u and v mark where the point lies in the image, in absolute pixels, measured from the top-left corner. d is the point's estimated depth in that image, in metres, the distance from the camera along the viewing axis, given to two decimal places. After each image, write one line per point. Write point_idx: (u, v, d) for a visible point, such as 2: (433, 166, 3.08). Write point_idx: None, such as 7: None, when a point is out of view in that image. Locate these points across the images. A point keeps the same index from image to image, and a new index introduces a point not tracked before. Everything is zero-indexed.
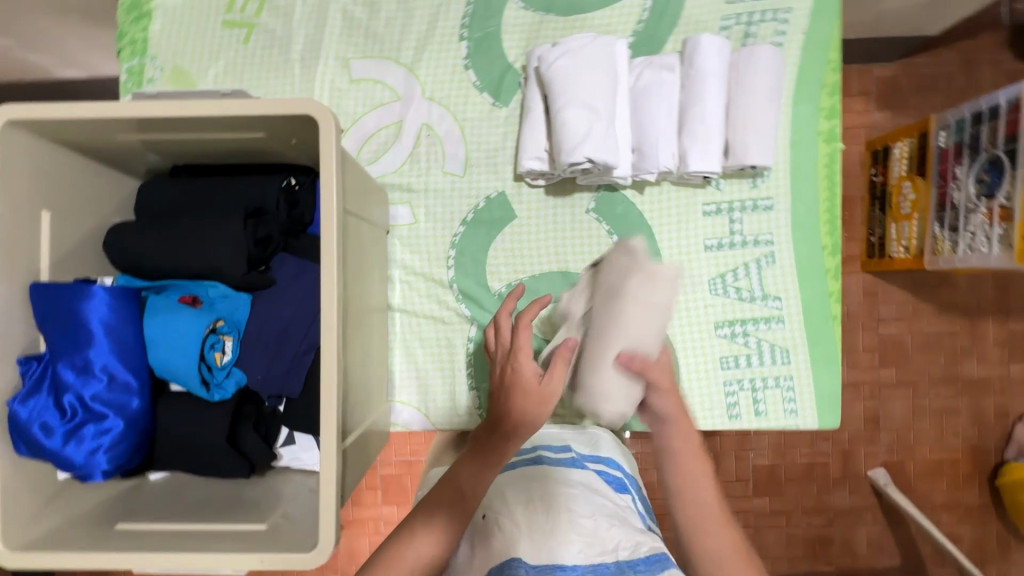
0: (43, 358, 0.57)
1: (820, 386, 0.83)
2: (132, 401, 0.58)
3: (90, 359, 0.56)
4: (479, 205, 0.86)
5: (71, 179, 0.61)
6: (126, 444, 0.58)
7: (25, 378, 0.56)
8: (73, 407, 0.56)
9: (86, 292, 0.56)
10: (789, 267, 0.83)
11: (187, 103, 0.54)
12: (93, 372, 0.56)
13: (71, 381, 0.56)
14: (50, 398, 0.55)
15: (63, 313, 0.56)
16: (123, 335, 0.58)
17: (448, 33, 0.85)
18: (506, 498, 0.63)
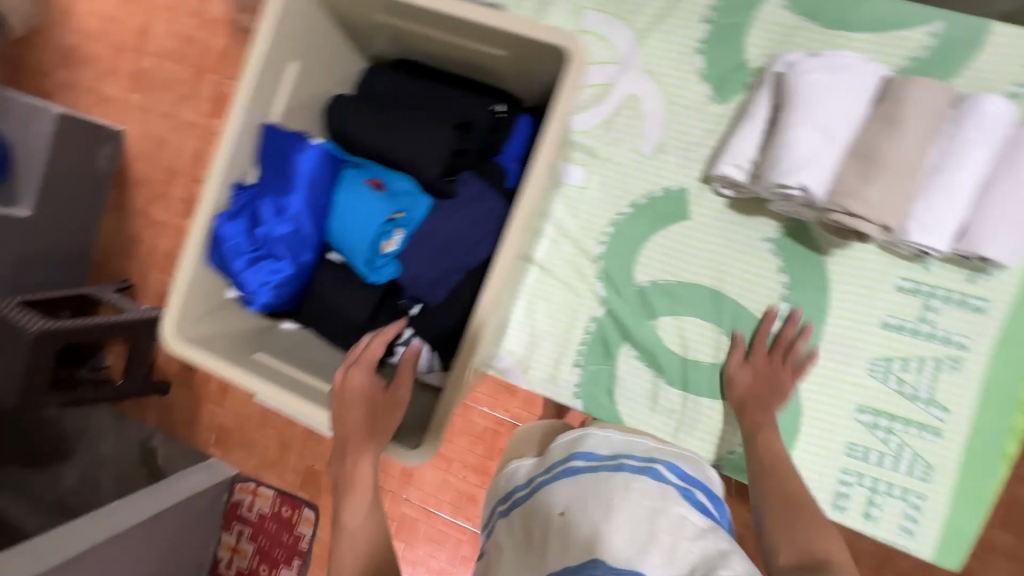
0: (251, 189, 0.63)
1: (953, 521, 0.73)
2: (305, 253, 0.63)
3: (287, 205, 0.62)
4: (654, 194, 0.82)
5: (322, 41, 0.66)
6: (289, 288, 0.64)
7: (234, 201, 0.62)
8: (261, 240, 0.62)
9: (303, 146, 0.61)
10: (973, 381, 0.72)
11: (454, 1, 0.56)
12: (285, 217, 0.62)
13: (267, 217, 0.62)
14: (246, 225, 0.62)
15: (282, 158, 0.62)
16: (318, 195, 0.63)
17: (694, 10, 0.80)
18: (579, 505, 0.57)
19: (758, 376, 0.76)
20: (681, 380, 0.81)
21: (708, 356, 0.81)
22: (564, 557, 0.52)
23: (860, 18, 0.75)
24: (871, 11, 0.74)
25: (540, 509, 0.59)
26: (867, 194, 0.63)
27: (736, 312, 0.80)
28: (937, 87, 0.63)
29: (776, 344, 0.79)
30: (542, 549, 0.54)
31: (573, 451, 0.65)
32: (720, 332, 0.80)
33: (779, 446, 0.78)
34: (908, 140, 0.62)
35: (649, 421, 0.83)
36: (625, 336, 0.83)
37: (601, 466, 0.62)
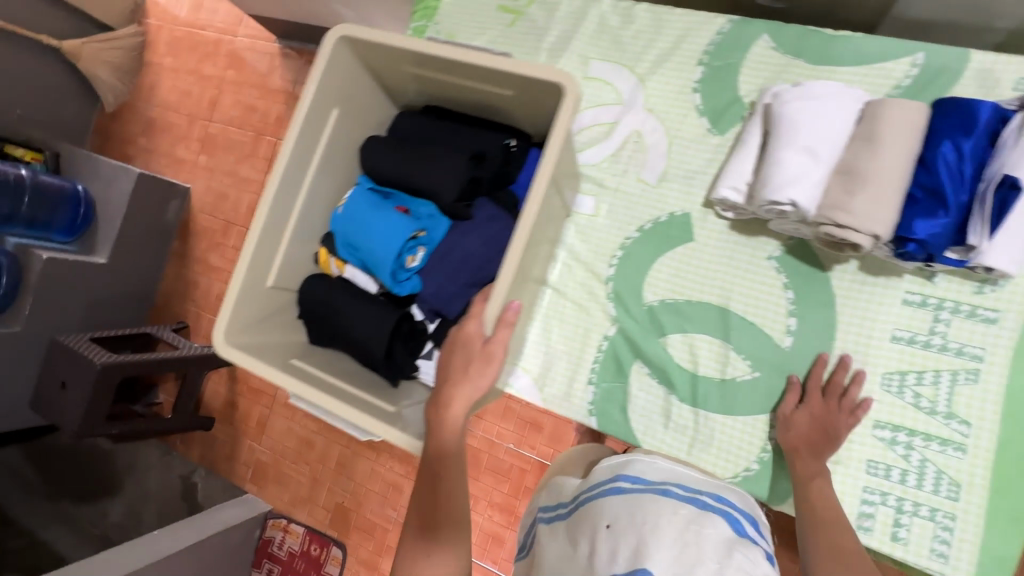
0: (944, 144, 0.66)
1: (990, 543, 0.70)
2: (962, 194, 0.65)
3: (938, 145, 0.66)
4: (660, 219, 0.88)
5: (361, 93, 0.78)
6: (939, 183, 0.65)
7: (943, 131, 0.66)
8: (926, 164, 0.66)
9: (997, 145, 0.65)
10: (993, 393, 0.71)
11: (466, 51, 0.66)
12: (931, 167, 0.66)
13: (944, 147, 0.66)
14: (924, 177, 0.66)
15: (965, 119, 0.66)
16: (973, 148, 0.65)
17: (689, 56, 0.89)
18: (628, 523, 0.61)
19: (815, 421, 0.74)
20: (693, 397, 0.83)
21: (718, 372, 0.82)
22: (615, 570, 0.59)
23: (843, 54, 0.81)
24: (855, 47, 0.81)
25: (591, 521, 0.64)
26: (854, 204, 0.67)
27: (745, 327, 0.82)
28: (915, 109, 0.67)
29: (787, 360, 0.80)
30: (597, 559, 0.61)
31: (618, 471, 0.70)
32: (728, 348, 0.82)
33: None
34: (886, 154, 0.66)
35: (662, 437, 0.84)
36: (636, 354, 0.86)
37: (645, 489, 0.66)
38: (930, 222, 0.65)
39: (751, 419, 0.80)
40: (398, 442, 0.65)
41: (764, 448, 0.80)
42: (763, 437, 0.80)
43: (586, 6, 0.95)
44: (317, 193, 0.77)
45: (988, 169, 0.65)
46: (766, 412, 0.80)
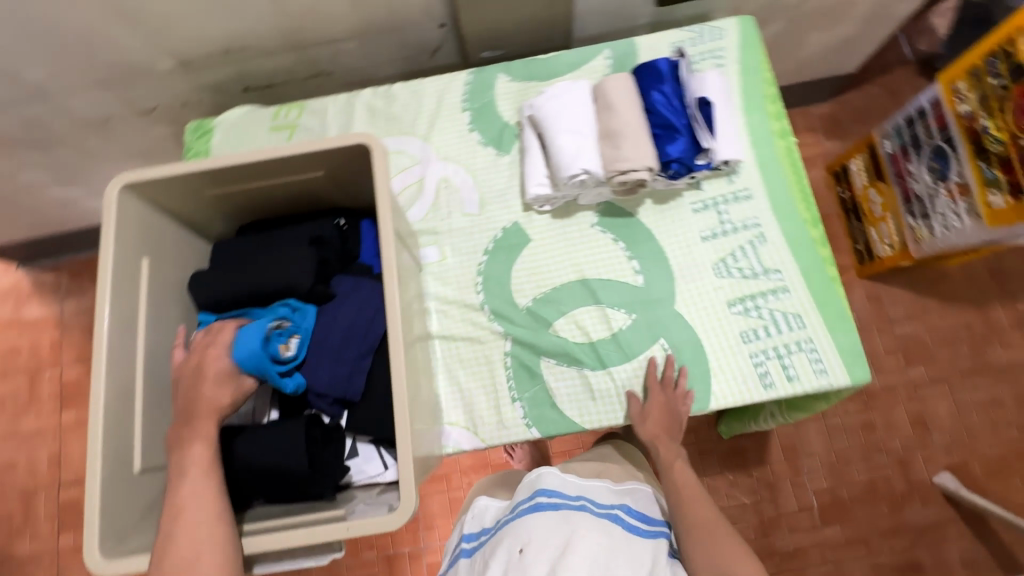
0: (652, 93, 0.88)
1: (842, 344, 0.88)
2: (682, 119, 0.87)
3: (650, 95, 0.88)
4: (497, 236, 0.98)
5: (165, 235, 0.74)
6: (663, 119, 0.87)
7: (646, 85, 0.89)
8: (650, 110, 0.88)
9: (681, 82, 0.90)
10: (780, 242, 0.93)
11: (263, 152, 0.69)
12: (653, 111, 0.88)
13: (653, 95, 0.88)
14: (653, 119, 0.88)
15: (654, 73, 0.89)
16: (670, 88, 0.89)
17: (454, 108, 1.04)
18: (544, 551, 0.73)
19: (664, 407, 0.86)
20: (601, 361, 0.91)
21: (607, 330, 0.92)
22: None
23: (560, 67, 1.04)
24: (565, 60, 1.04)
25: (507, 545, 0.76)
26: (623, 154, 0.85)
27: (605, 285, 0.94)
28: (623, 77, 0.89)
29: (648, 292, 0.93)
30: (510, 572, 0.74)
31: (537, 488, 0.81)
32: (604, 307, 0.93)
33: (700, 364, 0.90)
34: (622, 112, 0.86)
35: (596, 409, 0.90)
36: (539, 353, 0.92)
37: (562, 504, 0.79)
38: (673, 146, 0.86)
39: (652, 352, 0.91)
40: (368, 529, 0.61)
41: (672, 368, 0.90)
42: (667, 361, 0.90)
43: (351, 101, 1.06)
44: (157, 347, 0.70)
45: (686, 99, 0.89)
46: (658, 341, 0.91)
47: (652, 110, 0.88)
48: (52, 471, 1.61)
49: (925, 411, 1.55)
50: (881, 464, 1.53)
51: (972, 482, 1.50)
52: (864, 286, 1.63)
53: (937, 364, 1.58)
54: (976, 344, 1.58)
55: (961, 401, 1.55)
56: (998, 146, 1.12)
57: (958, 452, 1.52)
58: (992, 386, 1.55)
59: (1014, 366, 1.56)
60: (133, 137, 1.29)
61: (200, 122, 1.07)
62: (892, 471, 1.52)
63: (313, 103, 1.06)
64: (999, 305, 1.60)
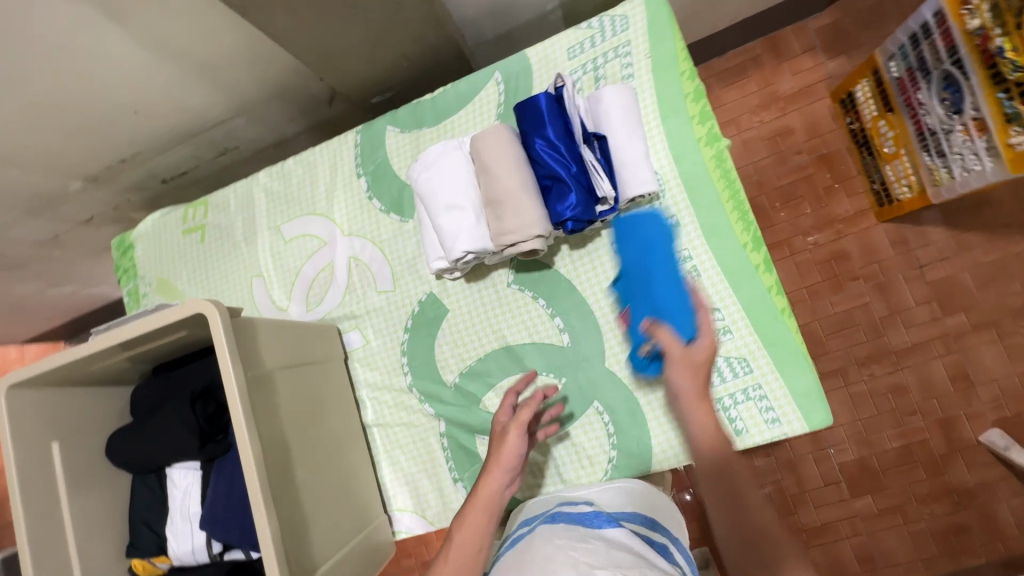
0: (533, 141, 0.77)
1: (796, 387, 0.78)
2: (570, 167, 0.75)
3: (531, 146, 0.77)
4: (414, 311, 0.93)
5: (75, 407, 0.77)
6: (549, 173, 0.76)
7: (526, 133, 0.77)
8: (533, 164, 0.77)
9: (567, 117, 0.77)
10: (716, 275, 0.81)
11: (118, 331, 0.68)
12: (536, 164, 0.76)
13: (534, 144, 0.76)
14: (539, 172, 0.77)
15: (531, 115, 0.77)
16: (554, 129, 0.76)
17: (348, 175, 0.97)
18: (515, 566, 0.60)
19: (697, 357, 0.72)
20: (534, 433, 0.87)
21: None
22: None
23: (449, 105, 0.92)
24: (451, 97, 0.92)
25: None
26: (506, 226, 0.75)
27: (529, 349, 0.88)
28: (495, 129, 0.77)
29: (576, 351, 0.86)
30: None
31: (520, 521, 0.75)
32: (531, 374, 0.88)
33: (638, 425, 0.83)
34: (498, 174, 0.76)
35: (536, 482, 0.87)
36: (472, 432, 0.89)
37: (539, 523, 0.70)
38: (562, 203, 0.75)
39: (586, 417, 0.85)
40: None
41: (610, 432, 0.84)
42: (602, 424, 0.84)
43: (250, 188, 1.02)
44: (88, 520, 0.75)
45: (575, 133, 0.77)
46: (592, 404, 0.85)
47: (535, 163, 0.77)
48: None
49: (967, 363, 1.37)
50: (915, 427, 1.39)
51: None
52: (886, 231, 1.42)
53: (981, 309, 1.36)
54: None
55: (1012, 347, 1.35)
56: (1016, 73, 0.86)
57: (1009, 404, 1.34)
58: None
59: None
60: (90, 241, 1.34)
61: (121, 237, 1.08)
62: (926, 433, 1.38)
63: (216, 197, 1.03)
64: None
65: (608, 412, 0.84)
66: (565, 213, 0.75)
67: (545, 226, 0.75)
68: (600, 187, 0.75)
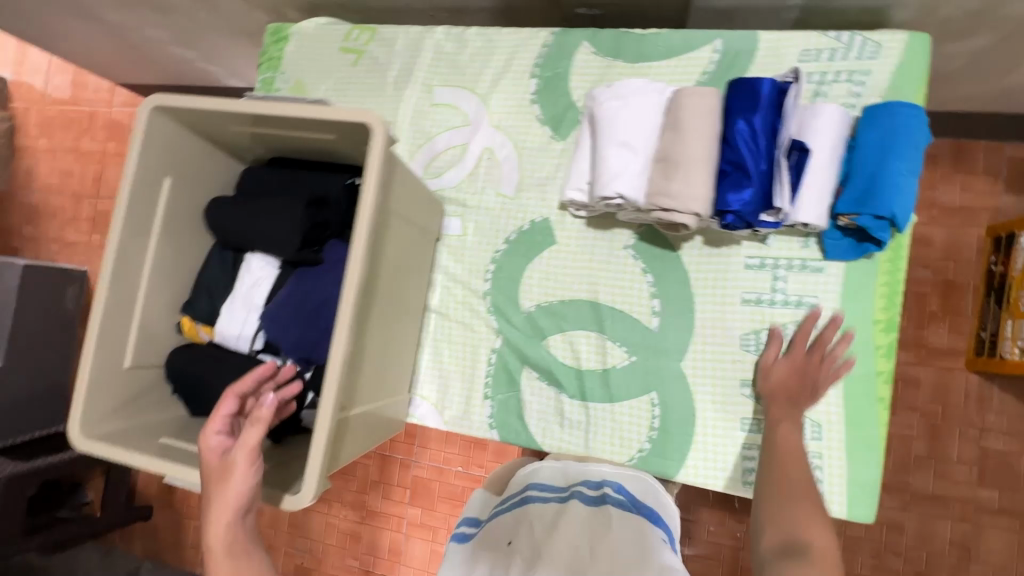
0: (739, 121, 0.72)
1: (853, 473, 0.76)
2: (761, 163, 0.71)
3: (733, 125, 0.72)
4: (523, 227, 0.91)
5: (193, 158, 0.77)
6: (740, 159, 0.71)
7: (734, 110, 0.73)
8: (725, 143, 0.73)
9: (782, 114, 0.72)
10: (833, 335, 0.78)
11: (274, 104, 0.67)
12: (730, 145, 0.72)
13: (740, 124, 0.72)
14: (728, 153, 0.73)
15: (749, 95, 0.72)
16: (766, 119, 0.71)
17: (523, 70, 0.93)
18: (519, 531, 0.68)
19: (795, 370, 0.76)
20: (580, 391, 0.86)
21: (599, 364, 0.86)
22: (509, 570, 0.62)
23: (656, 51, 0.87)
24: (661, 44, 0.87)
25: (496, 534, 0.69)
26: (672, 189, 0.72)
27: (615, 315, 0.86)
28: (706, 92, 0.73)
29: (658, 339, 0.84)
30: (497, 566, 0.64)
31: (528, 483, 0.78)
32: (604, 338, 0.86)
33: (682, 433, 0.82)
34: (690, 136, 0.72)
35: (560, 435, 0.87)
36: (523, 361, 0.89)
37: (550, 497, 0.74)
38: (738, 194, 0.71)
39: (636, 402, 0.84)
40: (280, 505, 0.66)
41: (652, 426, 0.83)
42: (649, 416, 0.84)
43: (422, 37, 0.98)
44: (164, 266, 0.76)
45: (781, 138, 0.71)
46: (648, 393, 0.84)
47: (728, 143, 0.73)
48: None
49: (972, 535, 1.34)
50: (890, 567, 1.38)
51: None
52: (968, 380, 1.36)
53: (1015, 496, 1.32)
54: None
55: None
56: None
57: None
58: None
59: None
60: (235, 18, 1.31)
61: (280, 26, 1.06)
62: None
63: (386, 30, 1.00)
64: None
65: (660, 407, 0.83)
66: (734, 205, 0.71)
67: (706, 206, 0.72)
68: (779, 198, 0.71)
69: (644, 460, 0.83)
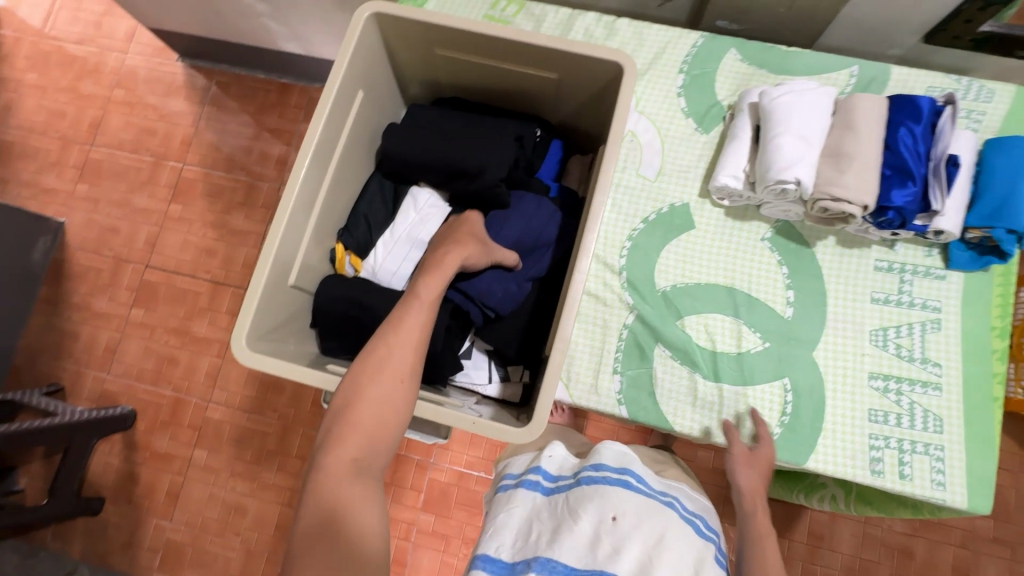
0: (902, 130, 0.80)
1: (973, 466, 0.81)
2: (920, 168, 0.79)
3: (896, 132, 0.80)
4: (662, 210, 0.93)
5: (378, 78, 0.73)
6: (903, 161, 0.79)
7: (896, 120, 0.81)
8: (888, 147, 0.80)
9: (936, 130, 0.81)
10: (954, 336, 0.85)
11: (511, 31, 0.67)
12: (893, 149, 0.80)
13: (903, 132, 0.80)
14: (892, 155, 0.80)
15: (910, 108, 0.81)
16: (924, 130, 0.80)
17: (671, 64, 0.98)
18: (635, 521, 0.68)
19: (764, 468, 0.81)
20: (715, 372, 0.87)
21: (734, 346, 0.88)
22: (619, 564, 0.64)
23: (798, 66, 0.96)
24: (803, 62, 0.96)
25: (595, 507, 0.69)
26: (844, 180, 0.78)
27: (751, 302, 0.89)
28: (874, 101, 0.81)
29: (793, 327, 0.88)
30: (596, 547, 0.66)
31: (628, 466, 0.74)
32: (739, 323, 0.89)
33: (813, 419, 0.85)
34: (862, 136, 0.79)
35: (690, 415, 0.86)
36: (657, 338, 0.89)
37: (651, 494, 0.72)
38: (901, 192, 0.78)
39: (769, 387, 0.86)
40: (493, 435, 0.63)
41: (785, 411, 0.85)
42: (781, 402, 0.85)
43: (571, 19, 1.01)
44: (335, 183, 0.71)
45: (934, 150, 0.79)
46: (781, 379, 0.86)
47: (891, 147, 0.80)
48: (145, 251, 1.68)
49: (970, 562, 1.45)
50: None
51: None
52: None
53: (1006, 526, 1.46)
54: None
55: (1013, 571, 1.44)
56: None
57: None
58: None
59: None
60: None
61: None
62: None
63: (534, 6, 1.02)
64: None
65: (792, 393, 0.85)
66: (897, 202, 0.78)
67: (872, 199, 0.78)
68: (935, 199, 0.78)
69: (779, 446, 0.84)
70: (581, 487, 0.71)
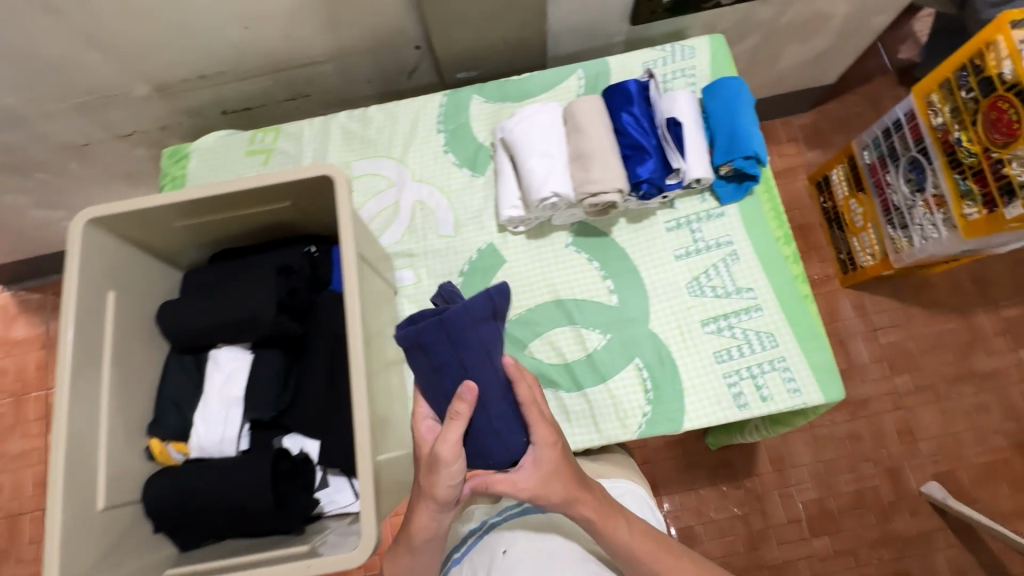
0: (624, 114, 0.89)
1: (814, 361, 0.89)
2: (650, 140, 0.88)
3: (620, 118, 0.89)
4: (472, 258, 0.98)
5: (131, 269, 0.74)
6: (635, 141, 0.88)
7: (616, 108, 0.90)
8: (619, 134, 0.89)
9: (651, 103, 0.91)
10: (752, 259, 0.94)
11: (226, 184, 0.70)
12: (623, 134, 0.89)
13: (625, 116, 0.89)
14: (626, 139, 0.88)
15: (622, 94, 0.90)
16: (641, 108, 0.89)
17: (428, 129, 1.05)
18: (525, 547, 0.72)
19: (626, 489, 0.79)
20: (575, 382, 0.91)
21: (582, 351, 0.92)
22: None
23: (534, 88, 1.05)
24: (536, 82, 1.05)
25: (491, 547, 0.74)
26: (592, 175, 0.85)
27: (579, 305, 0.94)
28: (591, 100, 0.90)
29: (622, 311, 0.94)
30: None
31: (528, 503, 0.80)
32: (578, 327, 0.93)
33: (672, 384, 0.90)
34: (590, 133, 0.87)
35: (570, 431, 0.90)
36: None
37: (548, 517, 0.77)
38: (643, 167, 0.87)
39: (625, 372, 0.91)
40: (345, 565, 0.61)
41: (647, 389, 0.90)
42: (641, 381, 0.90)
43: (326, 124, 1.06)
44: (119, 387, 0.70)
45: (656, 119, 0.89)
46: (632, 360, 0.91)
47: (621, 133, 0.89)
48: (35, 494, 1.55)
49: (908, 418, 1.55)
50: (867, 473, 1.53)
51: (958, 491, 1.51)
52: (849, 295, 1.64)
53: (921, 373, 1.58)
54: (957, 352, 1.59)
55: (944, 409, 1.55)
56: (971, 159, 1.13)
57: (943, 460, 1.52)
58: (976, 394, 1.56)
59: (993, 377, 1.57)
60: (112, 161, 1.28)
61: (177, 147, 1.07)
62: (876, 479, 1.52)
63: (289, 126, 1.07)
64: (978, 314, 1.61)
65: (646, 368, 0.91)
66: (643, 176, 0.87)
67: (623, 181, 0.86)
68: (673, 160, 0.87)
69: (655, 422, 0.88)
70: (485, 539, 0.77)
